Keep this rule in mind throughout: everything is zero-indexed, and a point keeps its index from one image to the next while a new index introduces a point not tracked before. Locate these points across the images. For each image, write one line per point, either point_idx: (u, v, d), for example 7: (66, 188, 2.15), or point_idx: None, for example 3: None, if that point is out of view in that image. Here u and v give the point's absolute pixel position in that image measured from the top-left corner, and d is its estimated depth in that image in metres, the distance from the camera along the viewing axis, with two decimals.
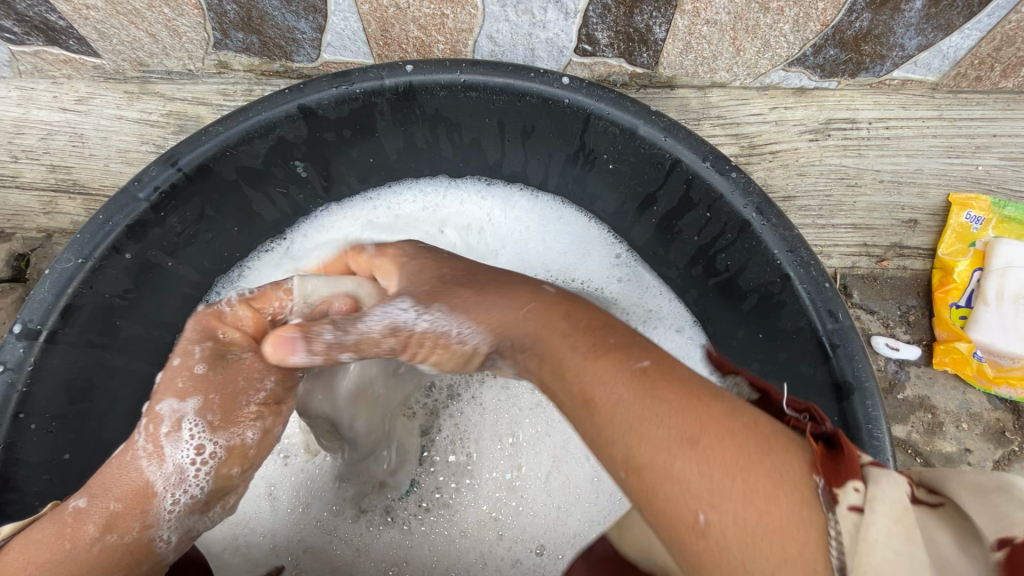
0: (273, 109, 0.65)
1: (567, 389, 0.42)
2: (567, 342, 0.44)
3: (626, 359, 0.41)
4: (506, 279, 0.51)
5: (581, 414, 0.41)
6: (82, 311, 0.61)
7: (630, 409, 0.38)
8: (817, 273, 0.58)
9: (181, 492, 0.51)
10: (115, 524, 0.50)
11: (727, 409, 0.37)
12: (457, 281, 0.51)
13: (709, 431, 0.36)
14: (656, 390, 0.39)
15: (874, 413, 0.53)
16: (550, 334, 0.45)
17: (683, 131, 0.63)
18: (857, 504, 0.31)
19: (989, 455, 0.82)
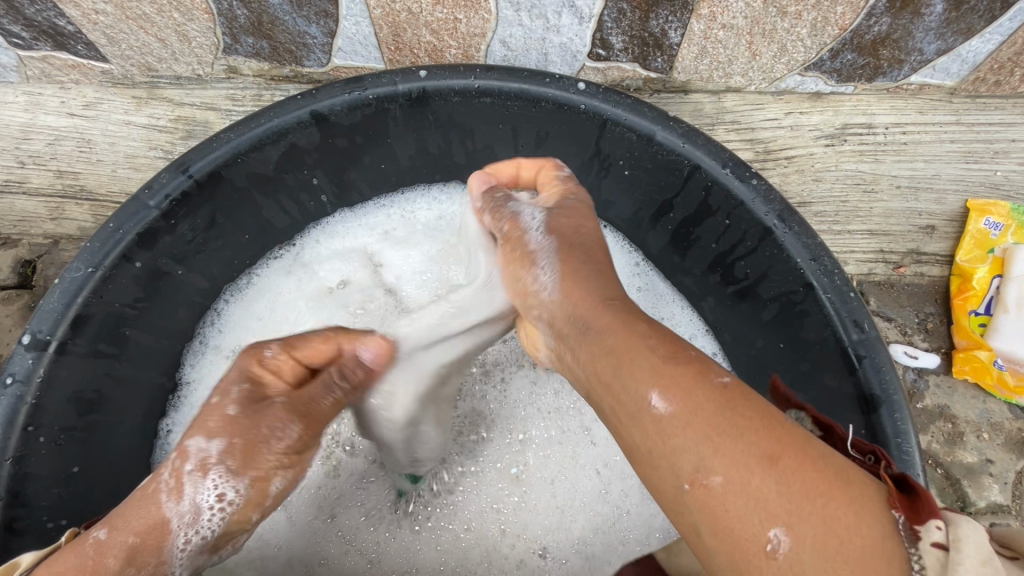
0: (285, 115, 0.64)
1: (633, 390, 0.40)
2: (640, 341, 0.42)
3: (705, 370, 0.40)
4: (599, 263, 0.51)
5: (645, 417, 0.39)
6: (92, 321, 0.60)
7: (707, 421, 0.37)
8: (841, 282, 0.57)
9: (194, 532, 0.48)
10: (134, 558, 0.46)
11: (807, 436, 0.36)
12: (578, 243, 0.53)
13: (793, 455, 0.35)
14: (737, 404, 0.37)
15: (903, 427, 0.52)
16: (625, 331, 0.44)
17: (701, 138, 0.62)
18: (940, 542, 0.31)
19: (1011, 466, 0.80)
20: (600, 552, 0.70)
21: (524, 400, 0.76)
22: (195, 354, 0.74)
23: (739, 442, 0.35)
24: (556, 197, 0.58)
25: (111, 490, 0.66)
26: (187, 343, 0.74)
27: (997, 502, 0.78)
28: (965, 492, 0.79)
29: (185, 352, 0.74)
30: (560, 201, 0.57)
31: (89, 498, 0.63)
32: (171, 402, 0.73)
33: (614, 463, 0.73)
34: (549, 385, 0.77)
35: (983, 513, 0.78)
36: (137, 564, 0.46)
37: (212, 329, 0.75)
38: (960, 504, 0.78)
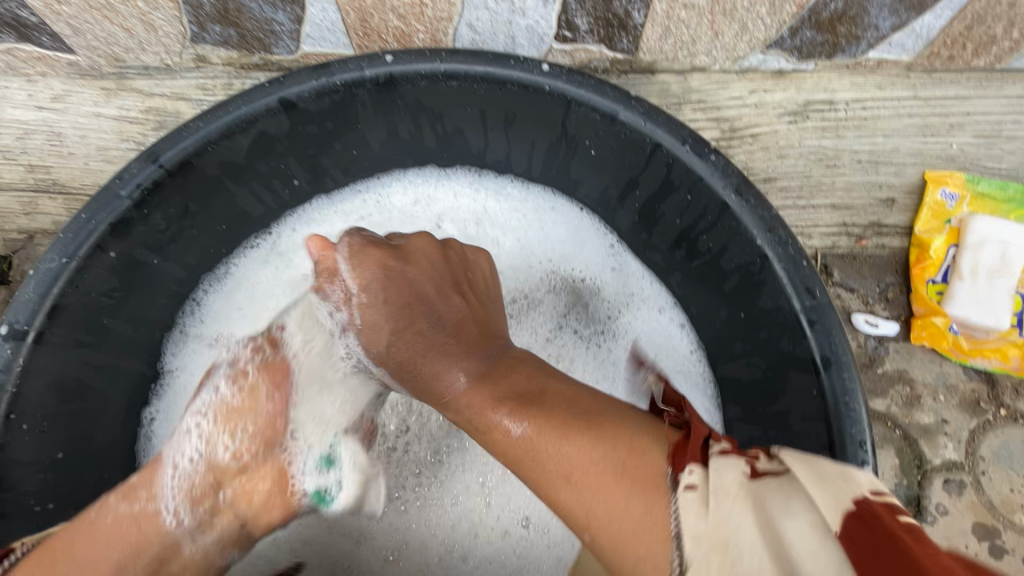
0: (253, 102, 0.64)
1: (499, 429, 0.46)
2: (477, 393, 0.50)
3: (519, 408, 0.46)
4: (442, 318, 0.57)
5: (512, 443, 0.45)
6: (69, 311, 0.61)
7: (553, 434, 0.43)
8: (795, 251, 0.60)
9: (181, 464, 0.59)
10: (129, 493, 0.57)
11: (605, 448, 0.41)
12: (410, 284, 0.60)
13: (595, 471, 0.40)
14: (540, 445, 0.43)
15: (851, 386, 0.55)
16: (473, 400, 0.50)
17: (662, 116, 0.64)
18: (693, 483, 0.38)
19: (965, 425, 0.84)
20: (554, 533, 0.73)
21: None
22: (176, 343, 0.75)
23: (550, 476, 0.42)
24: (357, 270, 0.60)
25: (95, 475, 0.68)
26: (167, 332, 0.74)
27: (951, 460, 0.83)
28: (921, 451, 0.83)
29: (166, 342, 0.74)
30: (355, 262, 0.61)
31: (73, 481, 0.65)
32: (153, 391, 0.74)
33: None
34: (535, 357, 0.79)
35: (937, 470, 0.83)
36: (131, 499, 0.57)
37: (192, 318, 0.76)
38: (917, 463, 0.83)
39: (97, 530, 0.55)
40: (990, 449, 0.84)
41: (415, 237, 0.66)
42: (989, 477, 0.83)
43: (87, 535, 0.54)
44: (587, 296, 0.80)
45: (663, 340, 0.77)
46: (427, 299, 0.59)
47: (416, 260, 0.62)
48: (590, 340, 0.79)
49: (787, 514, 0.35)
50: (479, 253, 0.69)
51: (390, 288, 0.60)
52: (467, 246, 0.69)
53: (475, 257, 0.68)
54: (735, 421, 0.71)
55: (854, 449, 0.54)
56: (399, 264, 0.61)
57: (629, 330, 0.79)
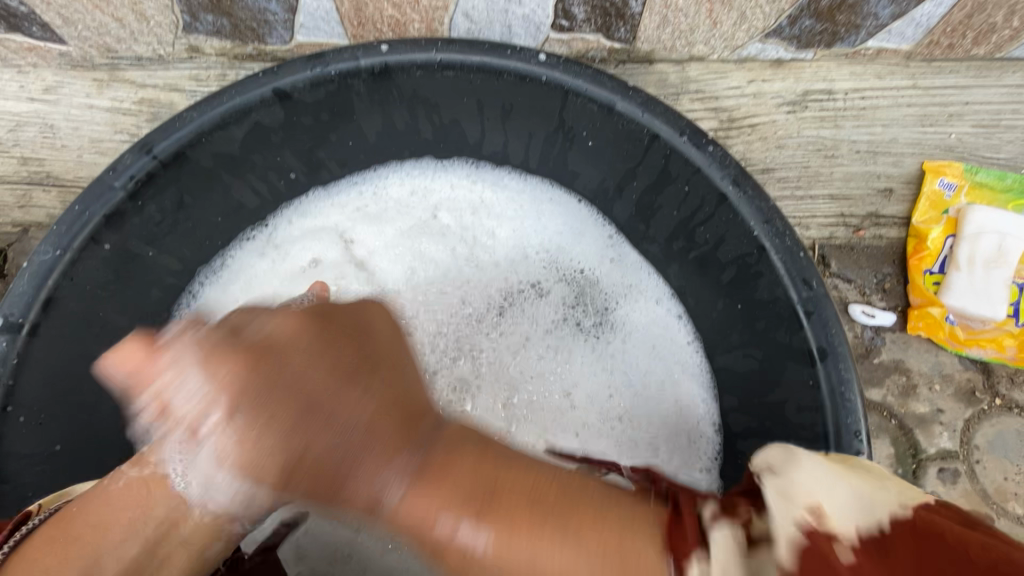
0: (247, 93, 0.63)
1: (448, 539, 0.42)
2: (411, 505, 0.44)
3: (464, 515, 0.42)
4: (354, 406, 0.47)
5: (472, 556, 0.42)
6: (64, 303, 0.60)
7: (518, 539, 0.41)
8: (792, 242, 0.60)
9: None
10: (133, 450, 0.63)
11: (587, 553, 0.40)
12: (280, 380, 0.46)
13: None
14: (507, 558, 0.41)
15: (847, 376, 0.56)
16: (414, 512, 0.43)
17: (660, 106, 0.64)
18: (703, 560, 0.39)
19: (961, 414, 0.85)
20: None
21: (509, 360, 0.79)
22: None
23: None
24: (218, 394, 0.46)
25: (95, 467, 0.68)
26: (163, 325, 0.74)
27: (946, 448, 0.84)
28: (917, 440, 0.84)
29: None
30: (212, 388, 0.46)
31: (72, 474, 0.65)
32: None
33: (591, 424, 0.76)
34: (534, 349, 0.79)
35: (932, 459, 0.83)
36: (143, 465, 0.55)
37: (188, 311, 0.75)
38: (912, 452, 0.84)
39: (112, 493, 0.54)
40: (984, 437, 0.85)
41: (275, 318, 0.50)
42: (983, 465, 0.84)
43: (93, 491, 0.59)
44: (585, 289, 0.80)
45: (661, 332, 0.77)
46: (321, 400, 0.46)
47: (291, 354, 0.47)
48: (589, 333, 0.79)
49: (773, 567, 0.37)
50: (366, 308, 0.57)
51: (265, 388, 0.46)
52: (350, 304, 0.57)
53: (364, 311, 0.57)
54: (732, 411, 0.71)
55: (849, 439, 0.54)
56: (277, 359, 0.47)
57: (627, 322, 0.79)
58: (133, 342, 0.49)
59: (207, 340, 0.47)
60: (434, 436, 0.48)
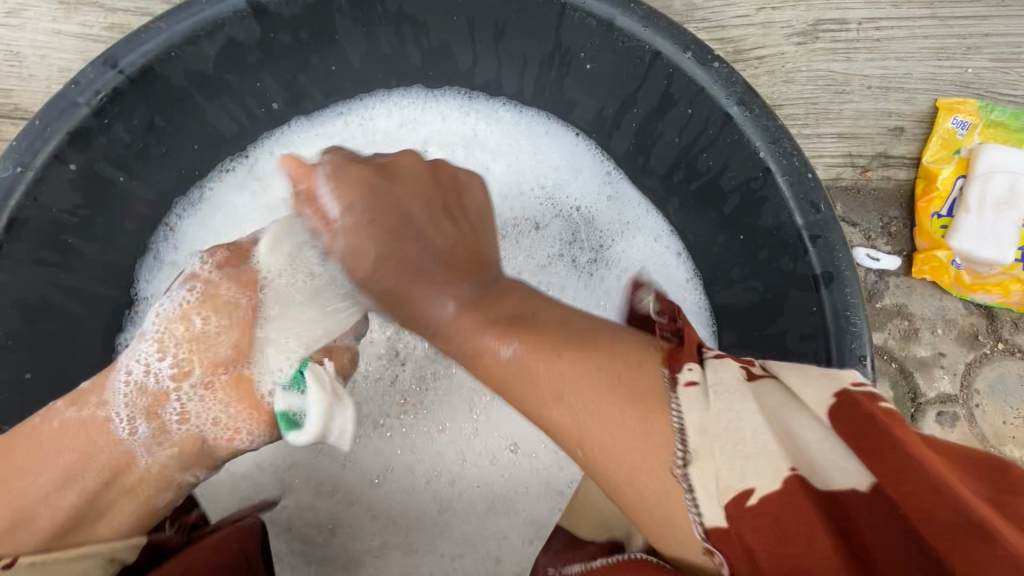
0: (219, 3, 0.59)
1: (484, 345, 0.44)
2: (473, 321, 0.45)
3: (506, 334, 0.43)
4: (441, 248, 0.49)
5: (500, 362, 0.43)
6: (29, 226, 0.57)
7: (554, 357, 0.41)
8: (800, 164, 0.56)
9: (135, 384, 0.56)
10: (78, 398, 0.56)
11: (603, 371, 0.39)
12: (403, 211, 0.48)
13: (587, 392, 0.39)
14: (531, 367, 0.41)
15: (852, 301, 0.53)
16: (460, 329, 0.45)
17: (663, 20, 0.59)
18: (693, 379, 0.37)
19: (962, 358, 0.83)
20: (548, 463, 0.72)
21: None
22: (149, 270, 0.71)
23: (548, 406, 0.41)
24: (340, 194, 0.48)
25: None
26: (140, 258, 0.71)
27: (945, 392, 0.82)
28: (916, 384, 0.82)
29: (139, 267, 0.71)
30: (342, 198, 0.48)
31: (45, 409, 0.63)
32: (129, 320, 0.70)
33: None
34: (526, 284, 0.77)
35: (931, 403, 0.82)
36: (81, 404, 0.56)
37: (167, 244, 0.72)
38: (911, 396, 0.82)
39: (43, 435, 0.54)
40: (985, 382, 0.83)
41: (346, 168, 0.49)
42: (982, 409, 0.83)
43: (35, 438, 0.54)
44: (580, 226, 0.77)
45: (658, 269, 0.75)
46: (416, 225, 0.48)
47: (393, 185, 0.49)
48: (582, 270, 0.77)
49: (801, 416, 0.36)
50: (470, 176, 0.56)
51: (377, 214, 0.48)
52: (459, 169, 0.56)
53: (469, 177, 0.56)
54: (731, 348, 0.69)
55: (852, 364, 0.52)
56: (385, 183, 0.49)
57: (623, 260, 0.76)
58: (291, 156, 0.49)
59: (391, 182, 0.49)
60: (503, 285, 0.49)
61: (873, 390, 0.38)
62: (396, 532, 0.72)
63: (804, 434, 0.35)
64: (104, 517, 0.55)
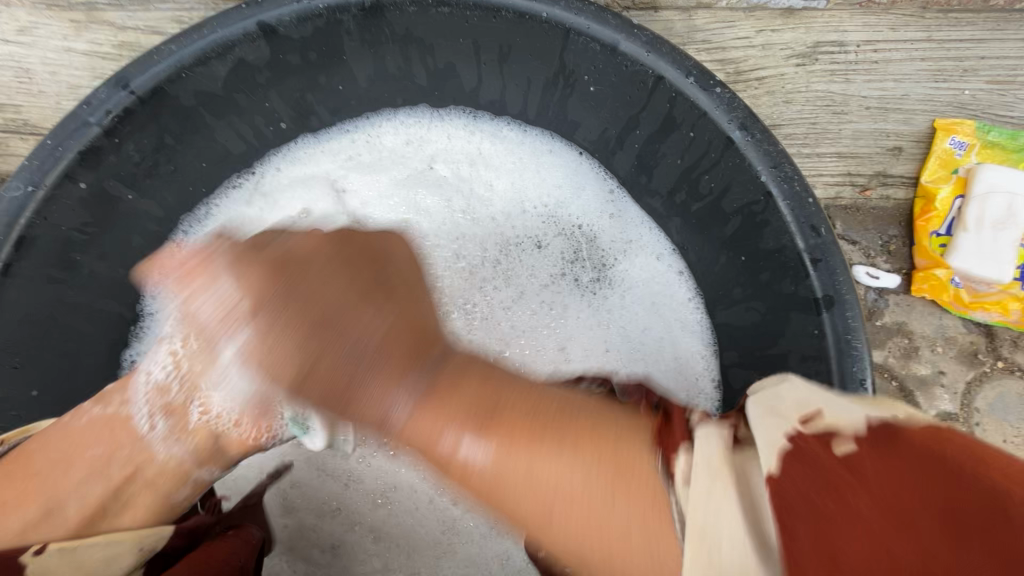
0: (230, 26, 0.60)
1: (449, 451, 0.42)
2: (434, 421, 0.44)
3: (470, 427, 0.42)
4: (383, 331, 0.47)
5: (471, 471, 0.42)
6: (38, 244, 0.58)
7: (522, 455, 0.40)
8: (801, 188, 0.57)
9: (152, 384, 0.55)
10: (102, 397, 0.56)
11: (582, 464, 0.39)
12: (326, 296, 0.48)
13: (576, 499, 0.38)
14: (503, 472, 0.40)
15: (853, 324, 0.54)
16: (420, 429, 0.44)
17: (666, 46, 0.60)
18: (687, 447, 0.38)
19: (962, 377, 0.84)
20: None
21: (502, 315, 0.78)
22: None
23: (530, 518, 0.40)
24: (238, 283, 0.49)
25: None
26: None
27: (946, 410, 0.83)
28: (917, 402, 0.83)
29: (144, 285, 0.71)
30: (237, 276, 0.49)
31: None
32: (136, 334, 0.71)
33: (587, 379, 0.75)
34: (529, 303, 0.78)
35: None
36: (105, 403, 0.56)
37: None
38: None
39: (72, 432, 0.54)
40: (985, 400, 0.84)
41: (299, 236, 0.53)
42: (983, 428, 0.83)
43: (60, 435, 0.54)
44: (583, 244, 0.78)
45: (661, 287, 0.76)
46: (336, 318, 0.47)
47: (309, 268, 0.49)
48: (586, 288, 0.78)
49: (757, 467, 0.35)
50: (393, 236, 0.57)
51: (286, 300, 0.47)
52: (377, 232, 0.57)
53: (390, 241, 0.56)
54: (733, 367, 0.70)
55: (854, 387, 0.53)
56: (281, 280, 0.48)
57: (625, 278, 0.77)
58: (179, 252, 0.52)
59: (272, 264, 0.49)
60: (452, 359, 0.48)
61: (819, 414, 0.34)
62: (399, 550, 0.72)
63: (758, 481, 0.34)
64: (126, 511, 0.55)
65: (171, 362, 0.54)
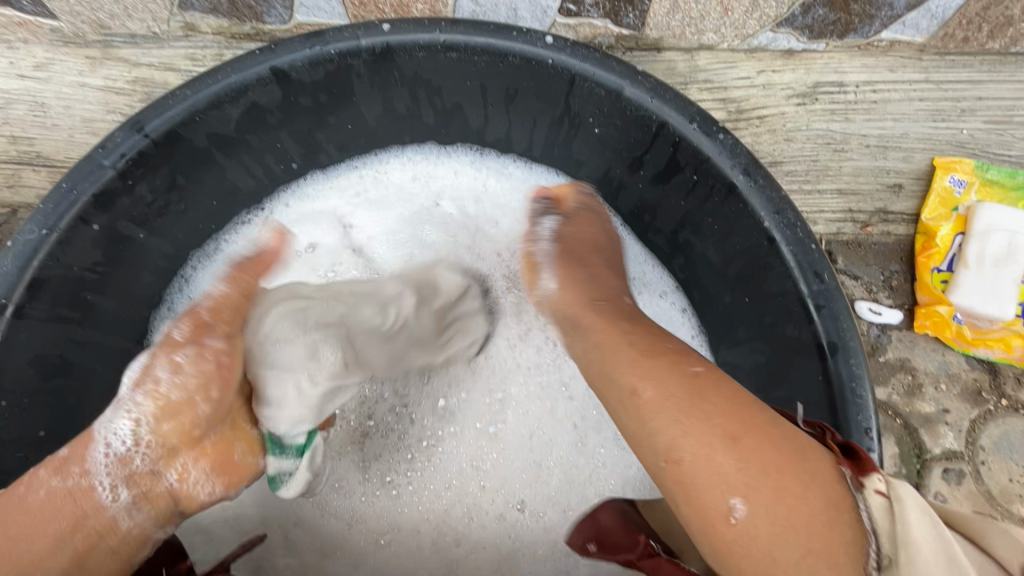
0: (244, 70, 0.61)
1: (632, 376, 0.49)
2: (621, 338, 0.53)
3: (682, 362, 0.49)
4: (608, 278, 0.61)
5: (675, 389, 0.47)
6: (50, 285, 0.59)
7: (726, 411, 0.45)
8: (803, 234, 0.58)
9: (115, 449, 0.52)
10: (62, 467, 0.52)
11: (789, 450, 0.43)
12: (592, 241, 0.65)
13: (766, 468, 0.42)
14: (706, 395, 0.46)
15: (857, 372, 0.54)
16: (618, 346, 0.52)
17: (669, 92, 0.62)
18: (881, 489, 0.42)
19: (966, 414, 0.84)
20: (556, 521, 0.72)
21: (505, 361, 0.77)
22: (161, 321, 0.73)
23: (700, 438, 0.44)
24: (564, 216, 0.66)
25: None
26: (154, 309, 0.73)
27: (951, 448, 0.83)
28: (922, 440, 0.83)
29: (151, 319, 0.73)
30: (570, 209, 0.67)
31: None
32: None
33: (590, 416, 0.75)
34: (533, 341, 0.77)
35: (937, 459, 0.82)
36: (64, 473, 0.52)
37: (179, 295, 0.74)
38: (917, 452, 0.82)
39: (30, 505, 0.50)
40: (990, 439, 0.83)
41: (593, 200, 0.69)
42: (988, 467, 0.83)
43: (18, 509, 0.50)
44: None
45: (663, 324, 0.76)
46: (610, 249, 0.65)
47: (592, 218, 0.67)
48: None
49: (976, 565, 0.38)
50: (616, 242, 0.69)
51: (572, 236, 0.65)
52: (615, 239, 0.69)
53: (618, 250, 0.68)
54: None
55: (859, 437, 0.53)
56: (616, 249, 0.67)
57: None
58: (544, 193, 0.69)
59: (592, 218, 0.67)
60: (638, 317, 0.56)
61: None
62: None
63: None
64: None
65: (134, 433, 0.52)
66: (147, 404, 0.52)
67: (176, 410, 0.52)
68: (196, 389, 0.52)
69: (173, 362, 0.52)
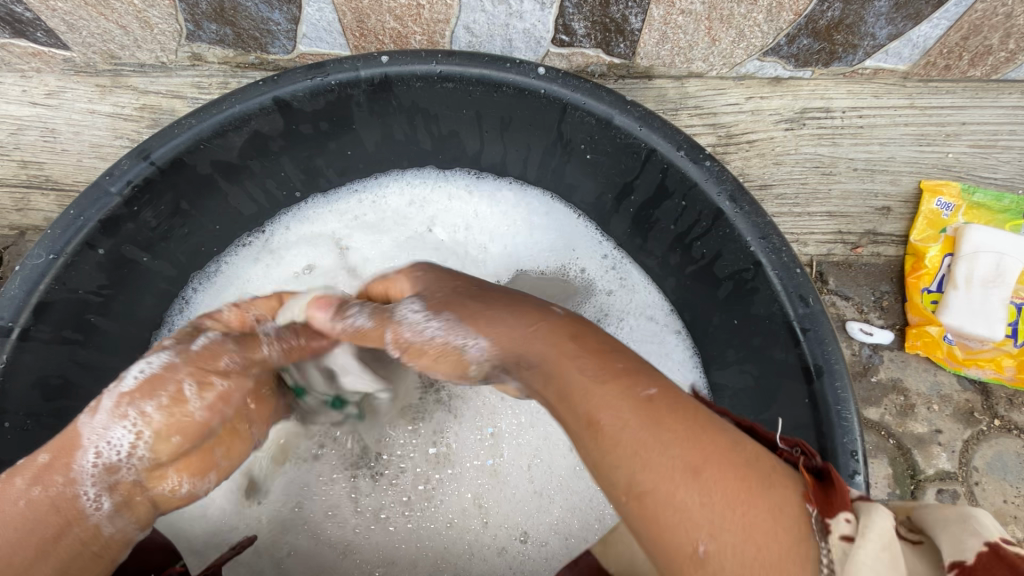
0: (247, 101, 0.64)
1: (583, 404, 0.39)
2: (573, 361, 0.41)
3: (633, 384, 0.39)
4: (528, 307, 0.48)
5: (613, 413, 0.38)
6: (56, 308, 0.60)
7: (674, 431, 0.36)
8: (789, 258, 0.59)
9: (111, 456, 0.53)
10: (41, 476, 0.51)
11: (746, 475, 0.35)
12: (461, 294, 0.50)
13: (716, 501, 0.34)
14: (659, 420, 0.37)
15: (843, 395, 0.55)
16: (554, 363, 0.42)
17: (658, 121, 0.64)
18: (849, 535, 0.32)
19: (959, 435, 0.84)
20: (555, 547, 0.72)
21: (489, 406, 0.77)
22: None
23: (655, 469, 0.35)
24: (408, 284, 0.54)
25: None
26: (155, 331, 0.74)
27: (944, 469, 0.83)
28: (915, 461, 0.83)
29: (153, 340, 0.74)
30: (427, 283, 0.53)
31: None
32: None
33: None
34: None
35: (931, 480, 0.82)
36: (43, 482, 0.51)
37: (179, 317, 0.76)
38: (910, 473, 0.83)
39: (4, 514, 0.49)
40: (983, 459, 0.84)
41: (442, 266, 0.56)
42: (982, 487, 0.83)
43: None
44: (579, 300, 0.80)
45: (654, 346, 0.77)
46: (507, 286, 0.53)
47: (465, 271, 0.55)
48: None
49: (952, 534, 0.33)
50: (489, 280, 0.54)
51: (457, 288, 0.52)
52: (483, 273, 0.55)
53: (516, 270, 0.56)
54: None
55: (845, 459, 0.53)
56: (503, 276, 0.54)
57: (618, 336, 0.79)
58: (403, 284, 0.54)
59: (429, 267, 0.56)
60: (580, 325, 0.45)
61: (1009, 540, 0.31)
62: None
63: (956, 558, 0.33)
64: None
65: (132, 442, 0.54)
66: (154, 418, 0.54)
67: (183, 429, 0.55)
68: (212, 409, 0.56)
69: (190, 381, 0.55)
